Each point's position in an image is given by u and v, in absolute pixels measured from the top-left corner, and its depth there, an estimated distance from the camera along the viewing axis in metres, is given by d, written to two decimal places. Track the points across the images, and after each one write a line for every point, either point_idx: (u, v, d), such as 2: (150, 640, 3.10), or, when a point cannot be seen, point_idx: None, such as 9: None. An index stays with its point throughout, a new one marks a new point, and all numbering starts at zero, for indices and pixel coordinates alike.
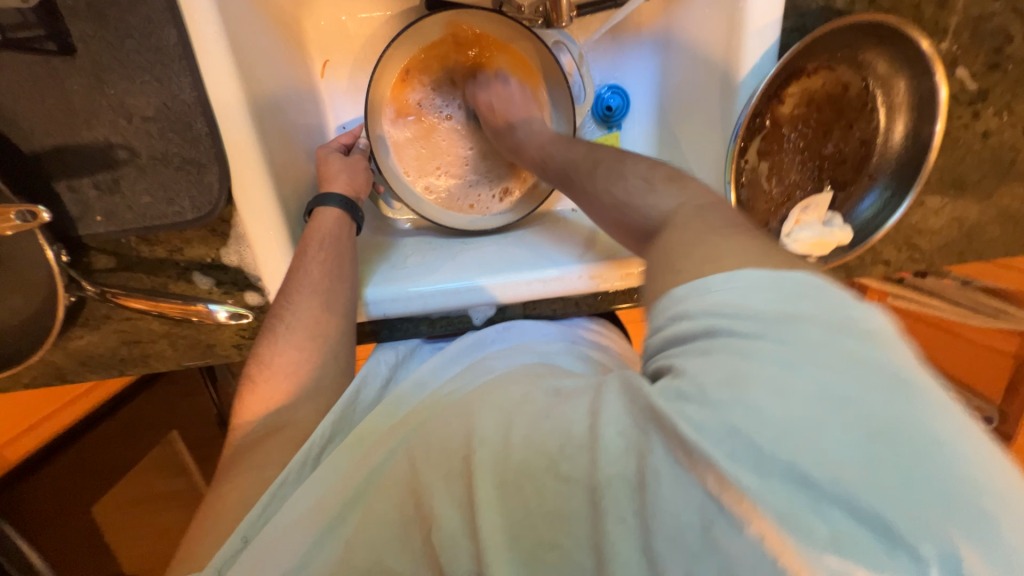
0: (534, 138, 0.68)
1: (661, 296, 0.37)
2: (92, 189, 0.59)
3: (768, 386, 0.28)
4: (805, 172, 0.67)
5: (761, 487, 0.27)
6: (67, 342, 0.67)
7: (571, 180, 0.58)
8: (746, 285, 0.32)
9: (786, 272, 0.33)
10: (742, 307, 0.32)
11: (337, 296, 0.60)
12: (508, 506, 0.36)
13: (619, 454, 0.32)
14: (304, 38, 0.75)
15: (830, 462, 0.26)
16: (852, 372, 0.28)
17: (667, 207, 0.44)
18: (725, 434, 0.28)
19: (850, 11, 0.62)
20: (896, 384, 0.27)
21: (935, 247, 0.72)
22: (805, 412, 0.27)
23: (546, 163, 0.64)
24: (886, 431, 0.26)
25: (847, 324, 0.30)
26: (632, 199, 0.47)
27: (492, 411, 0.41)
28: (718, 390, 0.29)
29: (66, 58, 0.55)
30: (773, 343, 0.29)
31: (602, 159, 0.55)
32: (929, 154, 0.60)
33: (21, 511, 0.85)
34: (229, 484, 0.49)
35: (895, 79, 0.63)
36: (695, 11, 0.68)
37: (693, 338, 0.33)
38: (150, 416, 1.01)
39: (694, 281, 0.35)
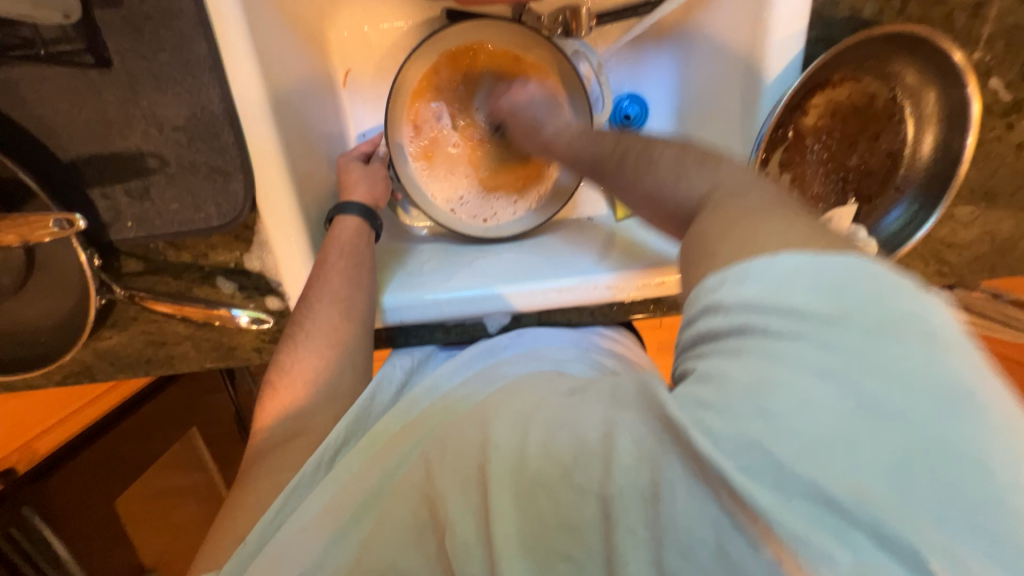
0: (562, 137, 0.66)
1: (694, 287, 0.38)
2: (124, 196, 0.61)
3: (800, 394, 0.28)
4: (828, 185, 0.66)
5: (778, 503, 0.27)
6: (97, 342, 0.69)
7: (604, 174, 0.55)
8: (787, 278, 0.32)
9: (833, 266, 0.32)
10: (778, 307, 0.31)
11: (356, 303, 0.61)
12: (524, 511, 0.37)
13: (631, 465, 0.33)
14: (327, 48, 0.77)
15: (854, 480, 0.26)
16: (894, 383, 0.27)
17: (701, 190, 0.43)
18: (743, 447, 0.29)
19: (878, 21, 0.61)
20: (943, 397, 0.27)
21: (965, 262, 0.70)
22: (834, 424, 0.27)
23: (574, 159, 0.61)
24: (920, 446, 0.26)
25: (895, 330, 0.29)
26: (665, 185, 0.46)
27: (507, 419, 0.41)
28: (744, 398, 0.30)
29: (103, 71, 0.57)
30: (811, 348, 0.29)
31: (631, 146, 0.52)
32: (959, 167, 0.58)
33: (50, 502, 0.83)
34: (249, 488, 0.50)
35: (925, 90, 0.61)
36: (717, 20, 0.67)
37: (724, 334, 0.33)
38: (171, 414, 1.01)
39: (732, 269, 0.35)
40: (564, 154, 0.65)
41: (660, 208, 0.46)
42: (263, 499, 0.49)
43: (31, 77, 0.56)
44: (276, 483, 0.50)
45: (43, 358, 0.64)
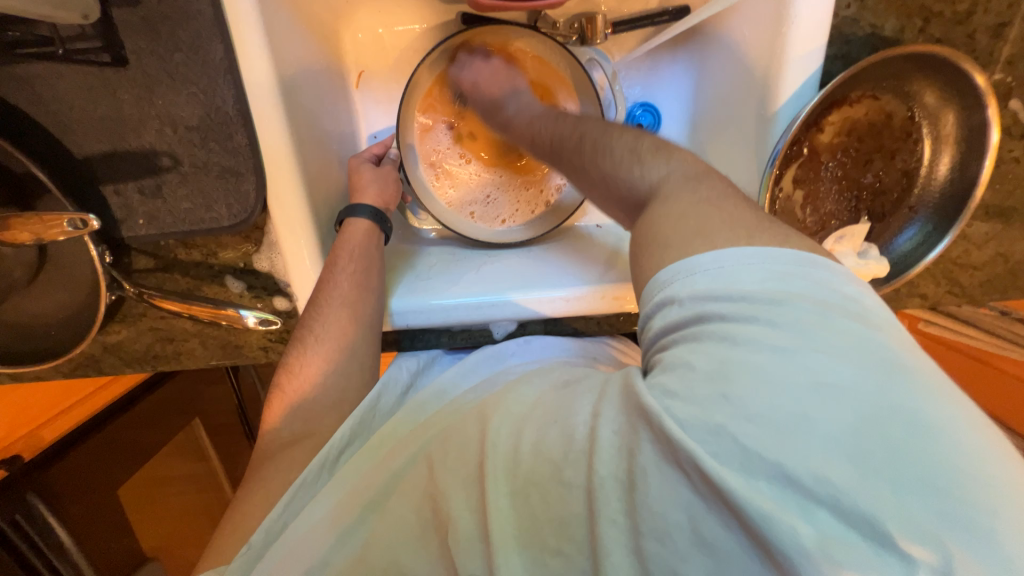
0: (524, 117, 0.66)
1: (645, 283, 0.37)
2: (137, 193, 0.61)
3: (754, 371, 0.29)
4: (842, 203, 0.65)
5: (744, 485, 0.27)
6: (106, 336, 0.70)
7: (561, 155, 0.55)
8: (736, 268, 0.32)
9: (779, 249, 0.33)
10: (735, 293, 0.31)
11: (364, 308, 0.61)
12: (521, 511, 0.36)
13: (613, 456, 0.32)
14: (341, 49, 0.77)
15: (812, 454, 0.26)
16: (838, 355, 0.28)
17: (655, 177, 0.41)
18: (708, 433, 0.28)
19: (898, 39, 0.61)
20: (889, 368, 0.28)
21: (977, 283, 0.69)
22: (789, 399, 0.27)
23: (535, 138, 0.62)
24: (878, 416, 0.26)
25: (841, 306, 0.30)
26: (619, 171, 0.44)
27: (503, 417, 0.40)
28: (704, 386, 0.30)
29: (119, 69, 0.57)
30: (765, 328, 0.30)
31: (588, 130, 0.52)
32: (976, 190, 0.58)
33: (53, 481, 0.84)
34: (253, 490, 0.51)
35: (944, 111, 0.61)
36: (735, 33, 0.67)
37: (684, 326, 0.33)
38: (174, 402, 1.02)
39: (677, 264, 0.34)
40: (527, 148, 0.65)
41: (614, 195, 0.45)
42: (267, 501, 0.49)
43: (48, 74, 0.57)
44: (281, 485, 0.50)
45: (52, 351, 0.65)
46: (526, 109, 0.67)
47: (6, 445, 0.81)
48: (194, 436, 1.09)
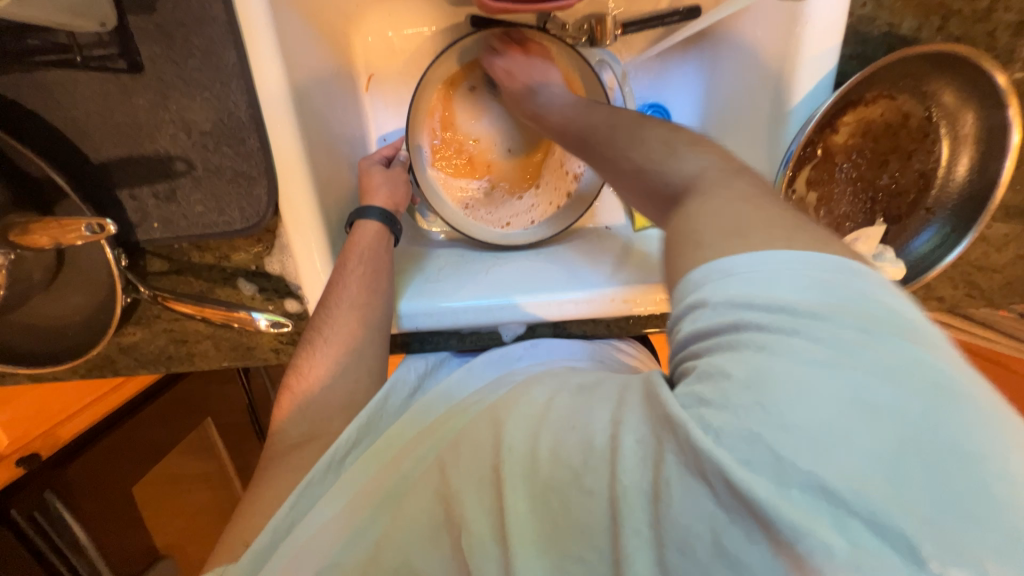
0: (556, 104, 0.66)
1: (678, 283, 0.36)
2: (152, 197, 0.62)
3: (795, 384, 0.27)
4: (856, 205, 0.64)
5: (780, 497, 0.26)
6: (121, 338, 0.71)
7: (590, 146, 0.55)
8: (783, 275, 0.31)
9: (823, 259, 0.31)
10: (771, 304, 0.30)
11: (374, 311, 0.62)
12: (540, 516, 0.36)
13: (636, 464, 0.32)
14: (351, 52, 0.77)
15: (850, 470, 0.25)
16: (883, 373, 0.27)
17: (688, 174, 0.41)
18: (743, 440, 0.28)
19: (916, 37, 0.59)
20: (935, 388, 0.26)
21: (996, 286, 0.68)
22: (829, 414, 0.26)
23: (566, 128, 0.61)
24: (917, 436, 0.25)
25: (888, 323, 0.28)
26: (652, 162, 0.45)
27: (518, 420, 0.40)
28: (738, 394, 0.29)
29: (135, 75, 0.58)
30: (804, 342, 0.28)
31: (620, 123, 0.52)
32: (997, 190, 0.57)
33: (67, 482, 0.85)
34: (262, 491, 0.51)
35: (964, 111, 0.59)
36: (747, 33, 0.66)
37: (715, 333, 0.32)
38: (187, 403, 1.03)
39: (710, 264, 0.33)
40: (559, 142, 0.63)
41: (646, 187, 0.45)
42: (277, 501, 0.50)
43: (65, 80, 0.58)
44: (291, 485, 0.51)
45: (69, 352, 0.66)
46: (557, 99, 0.66)
47: (24, 445, 0.83)
48: (206, 435, 1.10)
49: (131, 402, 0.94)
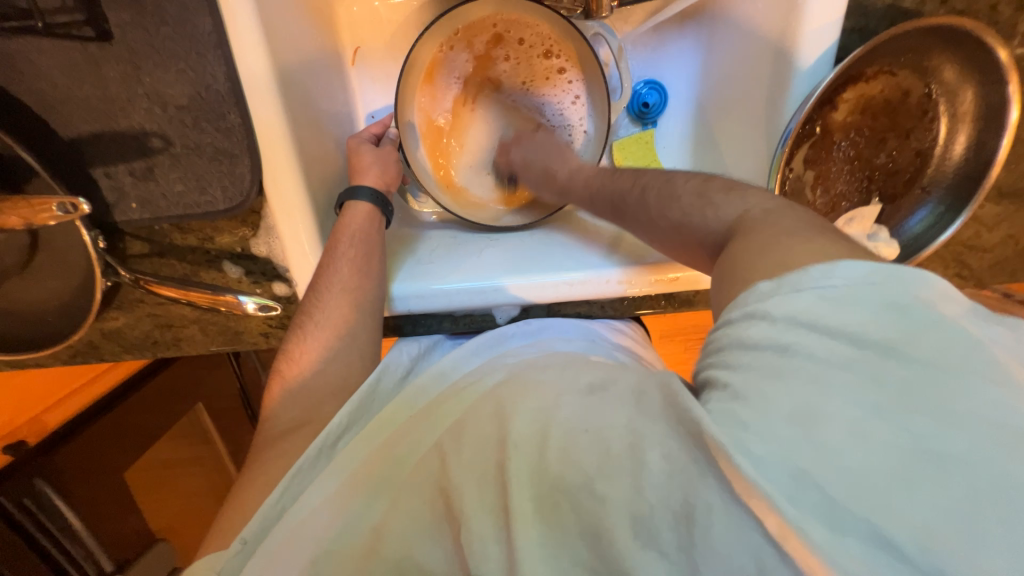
0: (579, 173, 0.66)
1: (740, 291, 0.37)
2: (129, 176, 0.59)
3: (847, 428, 0.28)
4: (852, 184, 0.63)
5: (832, 542, 0.27)
6: (103, 323, 0.69)
7: (622, 211, 0.56)
8: (838, 300, 0.32)
9: (891, 277, 0.32)
10: (823, 331, 0.31)
11: (366, 294, 0.61)
12: (547, 522, 0.35)
13: (662, 480, 0.31)
14: (336, 23, 0.74)
15: (906, 518, 0.26)
16: (950, 421, 0.27)
17: (733, 216, 0.44)
18: (789, 477, 0.28)
19: (919, 11, 0.58)
20: (999, 437, 0.27)
21: (986, 266, 0.68)
22: (879, 458, 0.27)
23: (592, 196, 0.62)
24: (976, 490, 0.26)
25: (956, 365, 0.28)
26: (690, 216, 0.47)
27: (525, 411, 0.39)
28: (787, 424, 0.29)
29: (104, 45, 0.55)
30: (855, 381, 0.29)
31: (650, 184, 0.53)
32: (992, 170, 0.57)
33: (56, 466, 0.83)
34: (256, 475, 0.50)
35: (963, 87, 0.58)
36: (746, 6, 0.64)
37: (762, 347, 0.33)
38: (179, 387, 1.02)
39: (783, 279, 0.35)
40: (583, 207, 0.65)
41: (689, 238, 0.47)
42: (268, 485, 0.49)
43: (29, 49, 0.54)
44: (283, 468, 0.50)
45: (47, 338, 0.64)
46: (578, 170, 0.66)
47: (12, 431, 0.81)
48: (197, 420, 1.10)
49: (114, 391, 0.91)
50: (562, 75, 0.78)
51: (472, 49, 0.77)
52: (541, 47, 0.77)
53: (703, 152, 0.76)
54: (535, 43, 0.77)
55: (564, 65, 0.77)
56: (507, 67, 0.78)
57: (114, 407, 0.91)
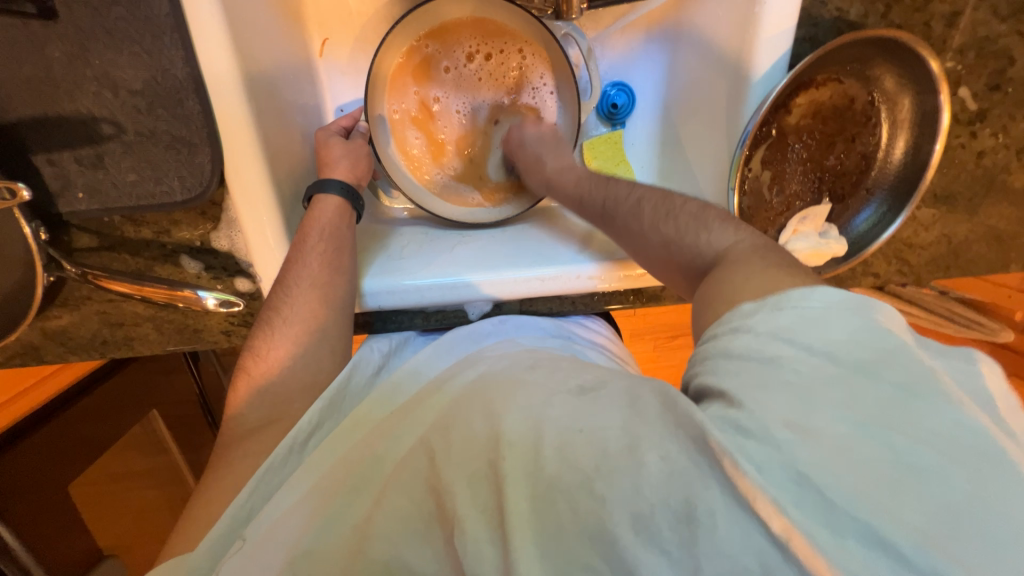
0: (566, 173, 0.68)
1: (726, 310, 0.41)
2: (75, 163, 0.56)
3: (837, 440, 0.29)
4: (806, 184, 0.67)
5: (833, 543, 0.28)
6: (45, 322, 0.65)
7: (610, 221, 0.58)
8: (818, 323, 0.35)
9: (866, 308, 0.35)
10: (806, 346, 0.34)
11: (336, 289, 0.59)
12: (540, 525, 0.34)
13: (661, 480, 0.32)
14: (303, 13, 0.72)
15: (904, 521, 0.27)
16: (922, 439, 0.29)
17: (722, 245, 0.48)
18: (790, 480, 0.29)
19: (862, 24, 0.62)
20: (969, 449, 0.29)
21: (924, 262, 0.74)
22: (867, 468, 0.29)
23: (582, 198, 0.63)
24: (957, 501, 0.27)
25: (919, 386, 0.31)
26: (684, 236, 0.51)
27: (518, 411, 0.40)
28: (781, 430, 0.31)
29: (48, 24, 0.51)
30: (841, 396, 0.31)
31: (645, 194, 0.56)
32: (927, 172, 0.61)
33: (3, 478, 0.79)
34: (219, 476, 0.48)
35: (901, 95, 0.63)
36: (708, 13, 0.67)
37: (748, 354, 0.36)
38: (130, 396, 0.95)
39: (766, 300, 0.38)
40: (569, 208, 0.66)
41: (680, 259, 0.51)
42: (233, 486, 0.47)
43: None
44: (249, 468, 0.48)
45: None
46: (568, 169, 0.68)
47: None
48: (151, 428, 1.03)
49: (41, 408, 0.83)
50: (509, 53, 0.77)
51: (435, 47, 0.77)
52: (460, 56, 0.77)
53: (669, 152, 0.78)
54: (455, 57, 0.77)
55: (502, 47, 0.77)
56: (452, 92, 0.79)
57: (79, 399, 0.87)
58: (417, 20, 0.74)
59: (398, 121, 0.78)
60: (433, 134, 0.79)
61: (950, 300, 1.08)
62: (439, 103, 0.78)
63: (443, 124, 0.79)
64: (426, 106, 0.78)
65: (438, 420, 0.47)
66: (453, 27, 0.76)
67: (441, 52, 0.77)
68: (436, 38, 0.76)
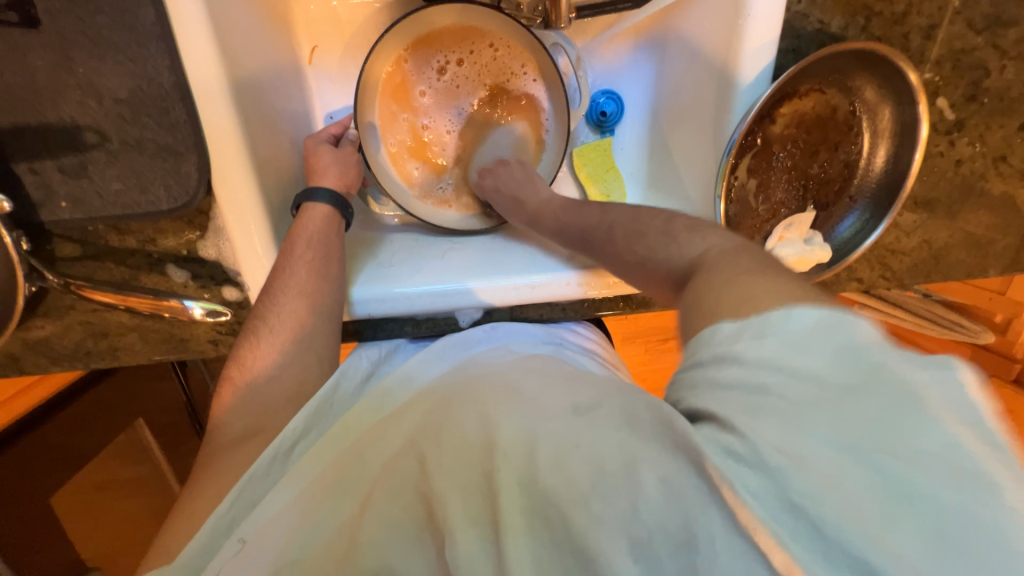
0: (550, 205, 0.69)
1: (703, 330, 0.39)
2: (58, 172, 0.55)
3: (829, 468, 0.29)
4: (790, 192, 0.68)
5: (830, 574, 0.28)
6: (26, 332, 0.63)
7: (591, 245, 0.61)
8: (805, 341, 0.33)
9: (839, 323, 0.33)
10: (794, 370, 0.32)
11: (324, 298, 0.59)
12: (536, 534, 0.35)
13: (657, 499, 0.32)
14: (292, 22, 0.72)
15: (900, 552, 0.27)
16: (919, 464, 0.28)
17: (694, 254, 0.47)
18: (782, 509, 0.29)
19: (843, 36, 0.64)
20: (970, 475, 0.27)
21: (906, 267, 0.75)
22: (860, 495, 0.28)
23: (562, 230, 0.66)
24: (954, 529, 0.26)
25: (918, 407, 0.29)
26: (655, 254, 0.51)
27: (511, 420, 0.40)
28: (773, 456, 0.30)
29: (30, 32, 0.51)
30: (832, 420, 0.30)
31: (617, 220, 0.59)
32: (906, 181, 0.62)
33: None
34: (203, 489, 0.47)
35: (881, 106, 0.65)
36: (694, 24, 0.69)
37: (736, 383, 0.34)
38: (115, 403, 0.94)
39: (747, 321, 0.36)
40: (555, 243, 0.68)
41: (654, 274, 0.51)
42: (217, 498, 0.46)
43: None
44: (233, 480, 0.47)
45: None
46: (546, 202, 0.69)
47: None
48: (137, 437, 0.99)
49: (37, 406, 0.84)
50: (480, 48, 0.77)
51: (407, 65, 0.77)
52: (432, 74, 0.78)
53: (658, 160, 0.80)
54: (427, 77, 0.78)
55: (472, 47, 0.77)
56: (435, 112, 0.79)
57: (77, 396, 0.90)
58: (404, 29, 0.74)
59: (397, 155, 0.78)
60: (432, 158, 0.79)
61: (932, 302, 1.10)
62: (428, 127, 0.79)
63: (438, 146, 0.79)
64: (417, 128, 0.78)
65: (428, 426, 0.46)
66: (441, 35, 0.76)
67: (416, 69, 0.77)
68: (422, 48, 0.76)
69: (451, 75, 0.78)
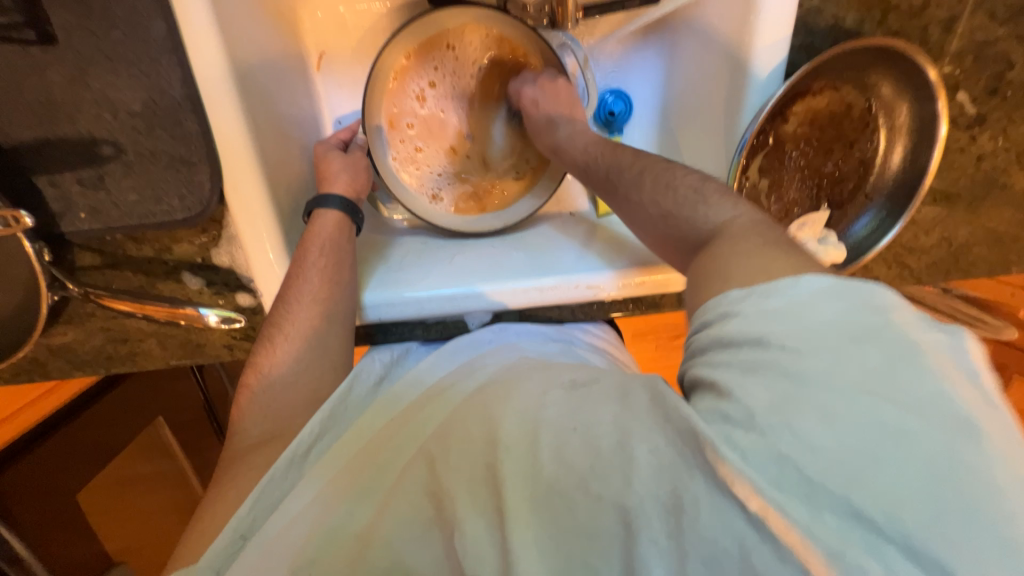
0: (575, 141, 0.67)
1: (714, 296, 0.39)
2: (77, 184, 0.57)
3: (825, 410, 0.29)
4: (803, 190, 0.67)
5: (812, 521, 0.27)
6: (50, 339, 0.65)
7: (610, 188, 0.59)
8: (816, 299, 0.33)
9: (854, 280, 0.34)
10: (794, 324, 0.33)
11: (337, 305, 0.60)
12: (541, 519, 0.35)
13: (651, 474, 0.32)
14: (299, 29, 0.73)
15: (873, 489, 0.27)
16: (912, 409, 0.28)
17: (721, 218, 0.46)
18: (771, 463, 0.29)
19: (859, 31, 0.62)
20: (959, 421, 0.28)
21: (924, 265, 0.74)
22: (853, 442, 0.28)
23: (588, 164, 0.63)
24: (945, 473, 0.26)
25: (910, 354, 0.30)
26: (682, 208, 0.49)
27: (511, 412, 0.40)
28: (765, 415, 0.30)
29: (47, 48, 0.52)
30: (830, 366, 0.30)
31: (649, 165, 0.56)
32: (925, 179, 0.61)
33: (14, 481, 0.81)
34: (221, 491, 0.48)
35: (898, 102, 0.63)
36: (705, 22, 0.67)
37: (738, 343, 0.34)
38: (140, 402, 0.97)
39: (761, 284, 0.36)
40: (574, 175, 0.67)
41: (676, 230, 0.49)
42: (235, 502, 0.47)
43: None
44: (251, 484, 0.48)
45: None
46: (579, 135, 0.67)
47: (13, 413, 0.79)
48: (158, 435, 1.03)
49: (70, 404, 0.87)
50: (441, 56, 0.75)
51: (393, 82, 0.75)
52: (411, 102, 0.77)
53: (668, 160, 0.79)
54: (408, 104, 0.77)
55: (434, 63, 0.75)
56: (426, 127, 0.78)
57: (110, 391, 0.92)
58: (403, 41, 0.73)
59: (399, 167, 0.77)
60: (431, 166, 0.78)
61: (954, 298, 1.07)
62: (422, 144, 0.78)
63: (432, 158, 0.78)
64: (412, 144, 0.77)
65: (438, 428, 0.47)
66: (438, 43, 0.75)
67: (401, 87, 0.76)
68: (419, 62, 0.75)
69: (432, 94, 0.77)
